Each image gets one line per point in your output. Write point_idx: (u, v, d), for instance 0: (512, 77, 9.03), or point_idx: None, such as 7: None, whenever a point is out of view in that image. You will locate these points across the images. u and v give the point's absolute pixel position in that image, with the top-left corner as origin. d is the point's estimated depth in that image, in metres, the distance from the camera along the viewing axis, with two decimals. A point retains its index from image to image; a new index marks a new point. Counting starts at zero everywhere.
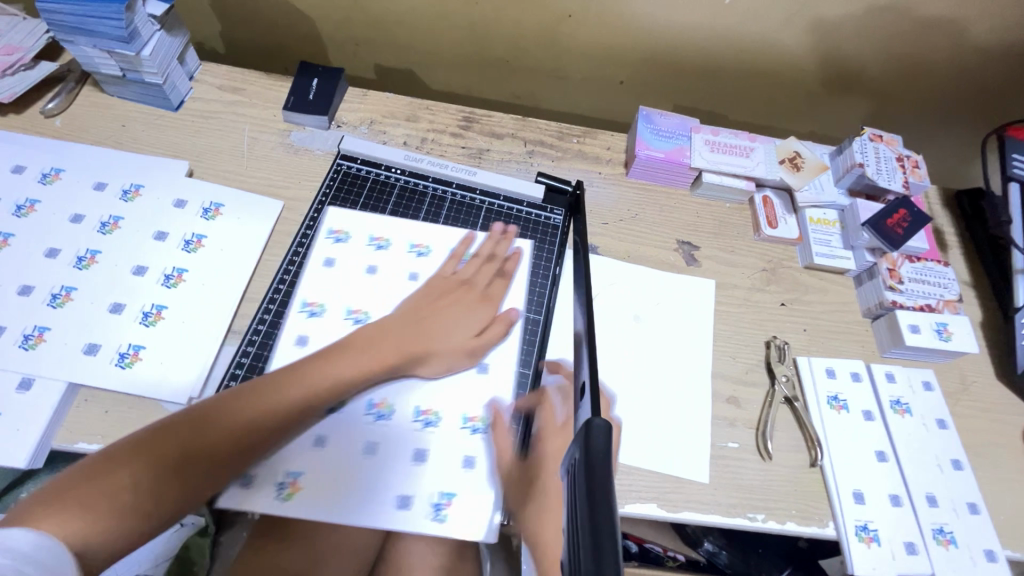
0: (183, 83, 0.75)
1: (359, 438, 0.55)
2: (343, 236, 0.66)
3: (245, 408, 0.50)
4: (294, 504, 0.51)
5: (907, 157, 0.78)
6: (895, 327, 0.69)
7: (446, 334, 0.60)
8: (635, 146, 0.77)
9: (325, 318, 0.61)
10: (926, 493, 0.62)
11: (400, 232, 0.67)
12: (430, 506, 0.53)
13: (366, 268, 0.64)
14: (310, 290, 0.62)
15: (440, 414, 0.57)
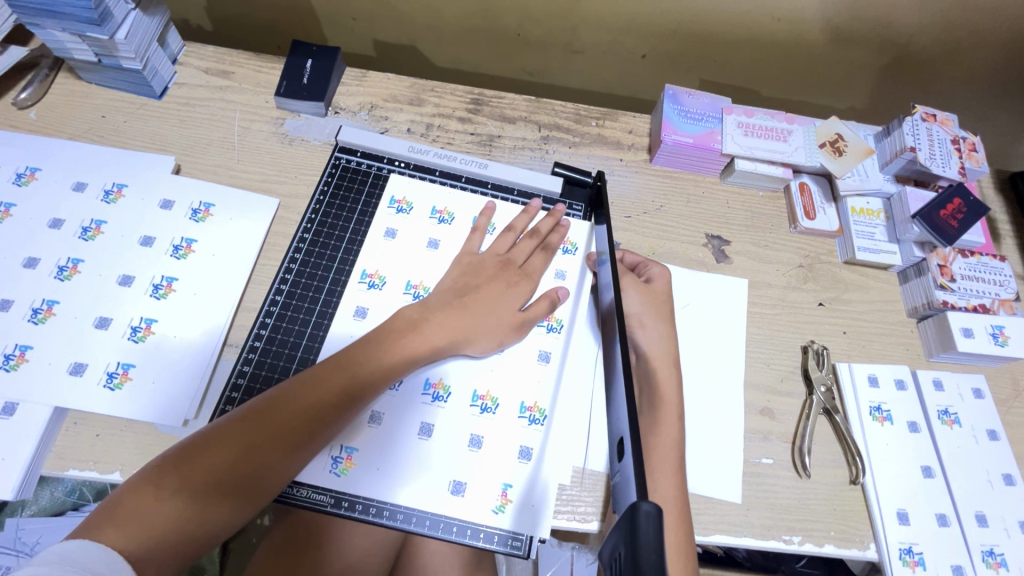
0: (166, 68, 0.69)
1: (414, 420, 0.52)
2: (406, 206, 0.63)
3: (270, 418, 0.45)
4: (350, 482, 0.49)
5: (963, 139, 0.70)
6: (944, 329, 0.64)
7: (490, 319, 0.54)
8: (661, 130, 0.70)
9: (385, 291, 0.58)
10: (976, 512, 0.57)
11: (463, 208, 0.63)
12: (488, 496, 0.50)
13: (428, 243, 0.61)
14: (369, 260, 0.60)
15: (498, 400, 0.53)
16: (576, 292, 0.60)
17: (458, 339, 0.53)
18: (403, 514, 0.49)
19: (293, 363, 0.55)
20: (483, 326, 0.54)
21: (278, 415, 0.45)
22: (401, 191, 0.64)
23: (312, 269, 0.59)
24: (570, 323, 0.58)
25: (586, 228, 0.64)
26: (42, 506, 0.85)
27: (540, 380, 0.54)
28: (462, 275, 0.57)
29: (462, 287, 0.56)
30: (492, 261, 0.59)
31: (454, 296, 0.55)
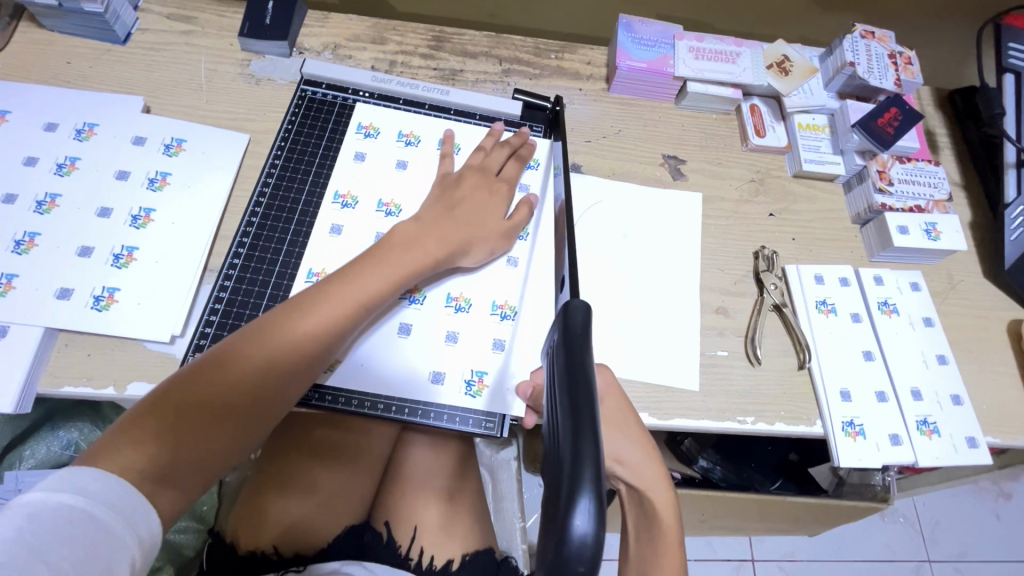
0: (128, 13, 0.70)
1: (394, 320, 0.56)
2: (373, 131, 0.66)
3: (265, 345, 0.48)
4: (337, 374, 0.54)
5: (899, 53, 0.75)
6: (883, 229, 0.68)
7: (482, 227, 0.59)
8: (616, 57, 0.73)
9: (358, 209, 0.61)
10: (912, 388, 0.63)
11: (429, 132, 0.67)
12: (464, 382, 0.55)
13: (396, 164, 0.64)
14: (341, 182, 0.63)
15: (471, 300, 0.58)
16: (540, 205, 0.65)
17: (456, 248, 0.57)
18: (384, 403, 0.54)
19: (273, 277, 0.58)
20: (478, 232, 0.58)
21: (261, 351, 0.47)
22: (367, 118, 0.66)
23: (285, 193, 0.62)
24: (535, 231, 0.63)
25: (547, 146, 0.69)
26: (39, 459, 0.86)
27: (508, 282, 0.60)
28: (445, 191, 0.60)
29: (452, 201, 0.59)
30: (470, 174, 0.62)
31: (442, 211, 0.58)
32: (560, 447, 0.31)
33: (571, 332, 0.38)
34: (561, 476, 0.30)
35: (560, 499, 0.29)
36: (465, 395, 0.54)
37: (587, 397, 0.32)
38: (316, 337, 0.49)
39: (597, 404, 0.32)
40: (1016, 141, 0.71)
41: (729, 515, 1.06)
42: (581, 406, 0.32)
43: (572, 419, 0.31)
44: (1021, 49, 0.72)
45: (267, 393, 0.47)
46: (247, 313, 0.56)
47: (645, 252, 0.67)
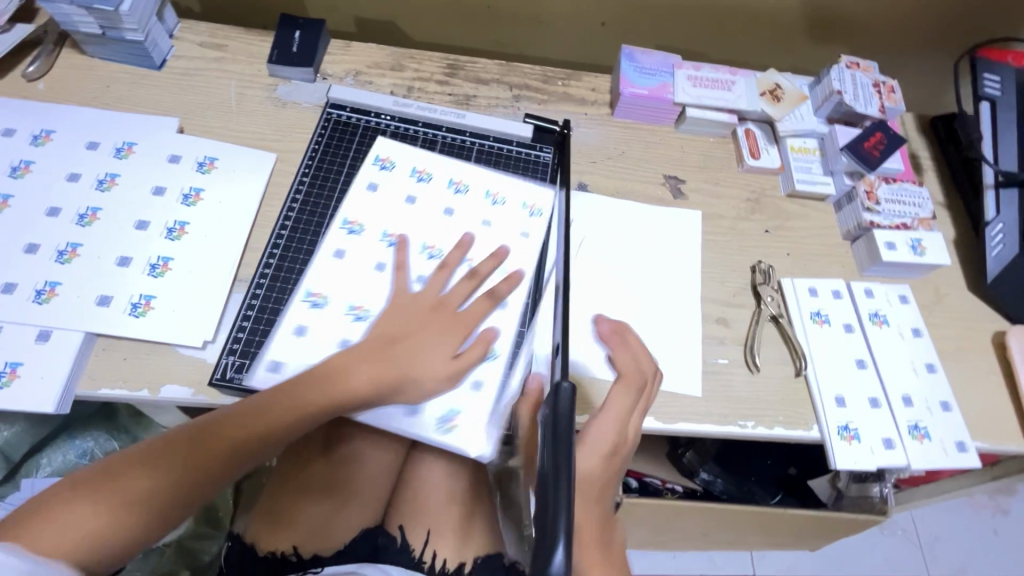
0: (164, 41, 0.75)
1: None
2: (389, 164, 0.69)
3: (247, 424, 0.50)
4: None
5: (883, 82, 0.80)
6: (872, 245, 0.73)
7: (429, 365, 0.55)
8: (619, 84, 0.79)
9: (363, 237, 0.64)
10: (903, 395, 0.66)
11: (441, 171, 0.69)
12: (437, 421, 0.58)
13: (406, 198, 0.67)
14: (351, 210, 0.65)
15: None
16: (546, 219, 0.69)
17: (396, 386, 0.54)
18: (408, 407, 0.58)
19: (299, 284, 0.61)
20: (422, 366, 0.55)
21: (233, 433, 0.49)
22: (384, 151, 0.69)
23: (311, 209, 0.66)
24: (546, 241, 0.68)
25: (553, 197, 0.70)
26: (55, 467, 0.87)
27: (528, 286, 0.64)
28: (398, 320, 0.57)
29: (400, 333, 0.56)
30: (430, 302, 0.59)
31: (387, 343, 0.56)
32: (545, 491, 0.38)
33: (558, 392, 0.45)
34: (545, 513, 0.37)
35: (543, 537, 0.36)
36: (436, 431, 0.57)
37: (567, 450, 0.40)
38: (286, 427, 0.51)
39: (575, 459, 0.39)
40: (994, 163, 0.76)
41: (730, 528, 1.07)
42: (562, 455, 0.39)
43: (554, 476, 0.38)
44: (994, 79, 0.78)
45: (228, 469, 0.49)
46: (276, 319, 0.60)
47: (649, 266, 0.71)
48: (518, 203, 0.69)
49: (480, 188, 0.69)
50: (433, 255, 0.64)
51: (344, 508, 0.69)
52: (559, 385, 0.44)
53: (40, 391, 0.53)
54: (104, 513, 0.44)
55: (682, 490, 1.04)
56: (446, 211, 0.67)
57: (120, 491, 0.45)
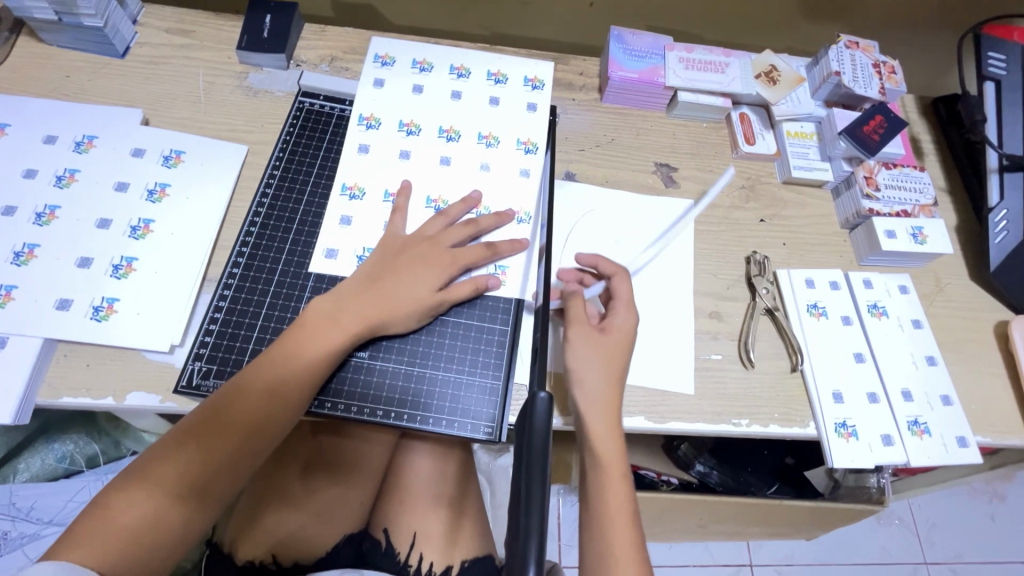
0: (127, 27, 0.71)
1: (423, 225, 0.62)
2: (390, 61, 0.70)
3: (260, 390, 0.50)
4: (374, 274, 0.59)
5: (883, 63, 0.77)
6: (871, 233, 0.70)
7: (411, 301, 0.56)
8: (608, 68, 0.75)
9: (366, 201, 0.62)
10: (902, 389, 0.64)
11: (430, 120, 0.67)
12: (487, 273, 0.61)
13: (358, 147, 0.64)
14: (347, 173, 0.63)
15: (460, 132, 0.67)
16: (538, 190, 0.65)
17: (376, 325, 0.55)
18: (383, 409, 0.56)
19: (273, 281, 0.59)
20: (404, 309, 0.56)
21: (230, 423, 0.49)
22: (383, 50, 0.70)
23: (282, 205, 0.63)
24: (536, 215, 0.64)
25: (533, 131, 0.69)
26: (35, 472, 0.86)
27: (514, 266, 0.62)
28: (382, 259, 0.57)
29: (379, 271, 0.56)
30: (418, 242, 0.59)
31: (369, 284, 0.56)
32: (517, 510, 0.35)
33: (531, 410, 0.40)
34: (515, 536, 0.34)
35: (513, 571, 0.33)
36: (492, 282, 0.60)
37: (541, 477, 0.36)
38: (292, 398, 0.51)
39: (548, 474, 0.36)
40: (998, 147, 0.73)
41: (726, 519, 1.06)
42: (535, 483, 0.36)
43: (523, 495, 0.35)
44: (999, 58, 0.75)
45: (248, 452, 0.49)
46: (246, 322, 0.57)
47: (639, 257, 0.68)
48: (521, 78, 0.71)
49: (473, 161, 0.65)
50: (438, 207, 0.63)
51: (331, 512, 0.66)
52: (534, 396, 0.39)
53: None
54: (142, 516, 0.44)
55: (677, 482, 1.02)
56: (455, 95, 0.69)
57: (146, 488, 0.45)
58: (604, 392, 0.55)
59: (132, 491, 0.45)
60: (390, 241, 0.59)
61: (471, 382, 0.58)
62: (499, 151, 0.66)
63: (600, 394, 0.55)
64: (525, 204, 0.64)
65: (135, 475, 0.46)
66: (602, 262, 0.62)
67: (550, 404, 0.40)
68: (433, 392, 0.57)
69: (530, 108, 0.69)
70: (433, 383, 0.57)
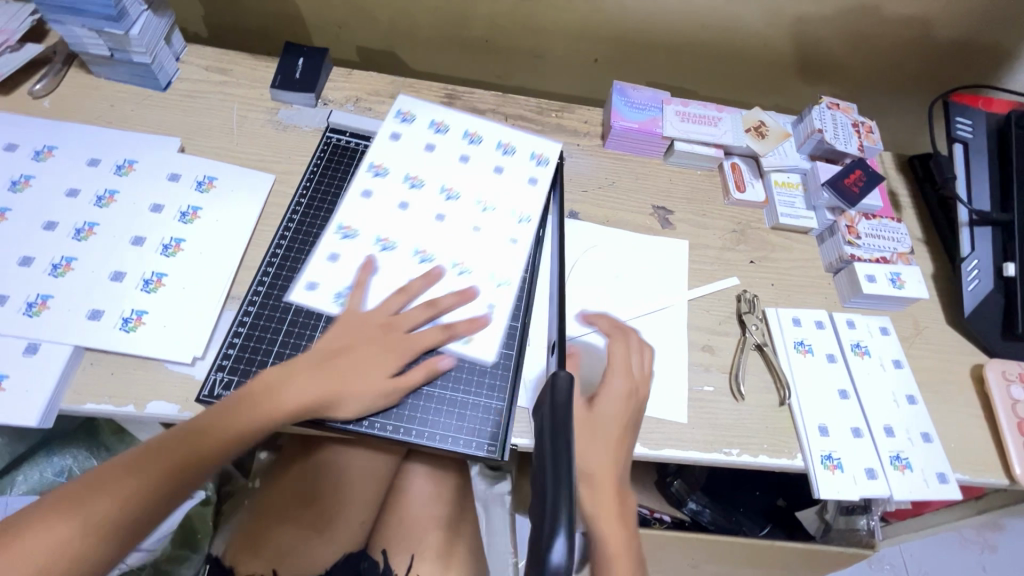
0: (171, 64, 0.77)
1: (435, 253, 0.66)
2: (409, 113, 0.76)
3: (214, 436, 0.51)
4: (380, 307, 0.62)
5: (862, 123, 0.84)
6: (853, 278, 0.75)
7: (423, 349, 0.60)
8: (611, 117, 0.81)
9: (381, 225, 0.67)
10: (884, 425, 0.67)
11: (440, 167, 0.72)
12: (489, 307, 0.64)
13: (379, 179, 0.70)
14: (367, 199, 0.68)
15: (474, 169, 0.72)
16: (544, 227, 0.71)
17: (338, 400, 0.55)
18: (393, 425, 0.58)
19: (292, 305, 0.62)
20: (361, 383, 0.57)
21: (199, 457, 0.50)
22: (406, 107, 0.77)
23: (306, 230, 0.67)
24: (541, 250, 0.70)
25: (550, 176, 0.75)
26: (31, 484, 0.86)
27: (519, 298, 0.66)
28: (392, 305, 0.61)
29: (337, 349, 0.58)
30: (378, 321, 0.60)
31: (322, 361, 0.57)
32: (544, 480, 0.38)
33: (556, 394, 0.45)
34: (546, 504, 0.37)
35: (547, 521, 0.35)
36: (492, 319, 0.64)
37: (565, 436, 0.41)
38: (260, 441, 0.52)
39: (570, 434, 0.41)
40: (967, 203, 0.79)
41: (717, 558, 1.06)
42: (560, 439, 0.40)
43: (554, 462, 0.39)
44: (966, 122, 0.82)
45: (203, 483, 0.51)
46: (267, 338, 0.60)
47: (637, 291, 0.72)
48: (528, 152, 0.77)
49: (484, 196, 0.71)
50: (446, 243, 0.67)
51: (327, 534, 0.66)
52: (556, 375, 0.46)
53: (25, 404, 0.53)
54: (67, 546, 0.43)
55: (670, 520, 1.02)
56: (462, 158, 0.74)
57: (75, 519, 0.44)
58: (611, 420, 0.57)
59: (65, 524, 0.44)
60: (355, 314, 0.60)
61: (477, 402, 0.61)
62: (490, 214, 0.70)
63: (607, 508, 0.55)
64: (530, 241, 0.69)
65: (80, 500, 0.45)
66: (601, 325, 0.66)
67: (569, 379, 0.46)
68: (439, 411, 0.60)
69: (531, 181, 0.74)
70: (441, 402, 0.60)
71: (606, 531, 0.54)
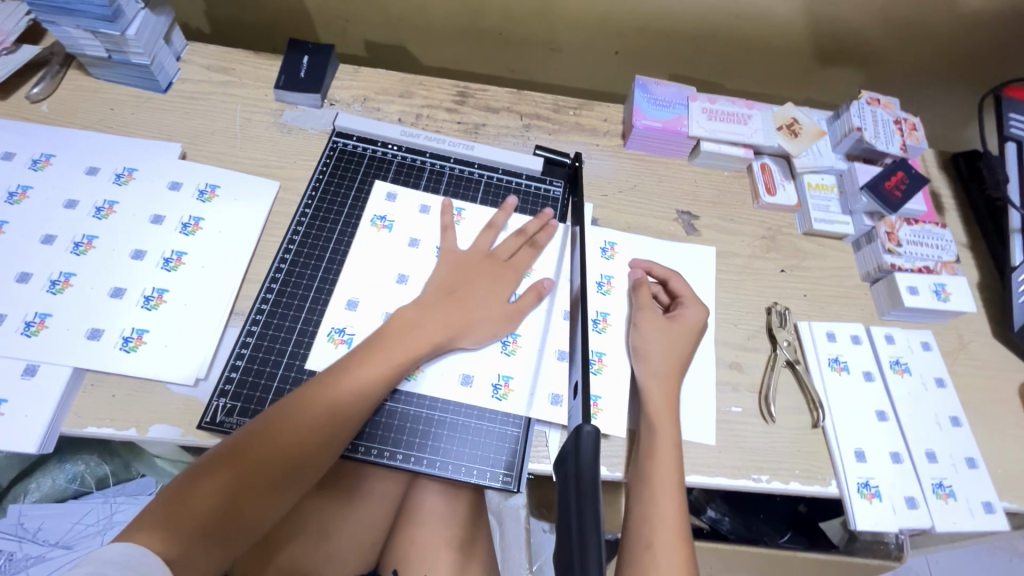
0: (171, 64, 0.74)
1: None
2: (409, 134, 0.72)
3: (294, 429, 0.50)
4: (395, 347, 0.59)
5: (904, 120, 0.78)
6: (894, 289, 0.70)
7: (484, 314, 0.60)
8: (633, 116, 0.76)
9: (390, 237, 0.65)
10: (926, 450, 0.63)
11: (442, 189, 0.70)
12: (499, 341, 0.61)
13: (386, 193, 0.68)
14: (374, 209, 0.67)
15: None
16: (560, 245, 0.69)
17: (456, 331, 0.58)
18: (403, 453, 0.56)
19: (297, 325, 0.59)
20: (478, 317, 0.59)
21: (271, 437, 0.49)
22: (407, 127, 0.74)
23: (312, 242, 0.64)
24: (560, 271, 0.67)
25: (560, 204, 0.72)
26: (44, 491, 0.86)
27: (533, 321, 0.63)
28: (450, 275, 0.62)
29: (452, 283, 0.60)
30: (477, 257, 0.63)
31: (440, 296, 0.59)
32: (572, 560, 0.34)
33: (581, 460, 0.40)
34: None
35: None
36: (503, 352, 0.61)
37: (593, 517, 0.35)
38: (327, 422, 0.51)
39: (600, 517, 0.35)
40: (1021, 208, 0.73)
41: (737, 568, 1.03)
42: (588, 521, 0.35)
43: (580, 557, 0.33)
44: (1020, 120, 0.76)
45: (289, 477, 0.50)
46: (272, 359, 0.57)
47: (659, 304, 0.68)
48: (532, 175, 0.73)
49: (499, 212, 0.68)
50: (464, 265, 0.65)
51: (333, 555, 0.64)
52: (581, 429, 0.41)
53: (23, 429, 0.51)
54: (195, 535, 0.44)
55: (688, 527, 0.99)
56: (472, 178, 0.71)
57: (198, 510, 0.45)
58: (665, 370, 0.60)
59: (169, 520, 0.44)
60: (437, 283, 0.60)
61: (491, 429, 0.58)
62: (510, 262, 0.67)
63: (661, 433, 0.56)
64: (547, 267, 0.67)
65: (207, 480, 0.47)
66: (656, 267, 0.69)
67: (596, 438, 0.41)
68: (451, 439, 0.57)
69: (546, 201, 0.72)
70: (453, 427, 0.57)
71: (654, 487, 0.54)
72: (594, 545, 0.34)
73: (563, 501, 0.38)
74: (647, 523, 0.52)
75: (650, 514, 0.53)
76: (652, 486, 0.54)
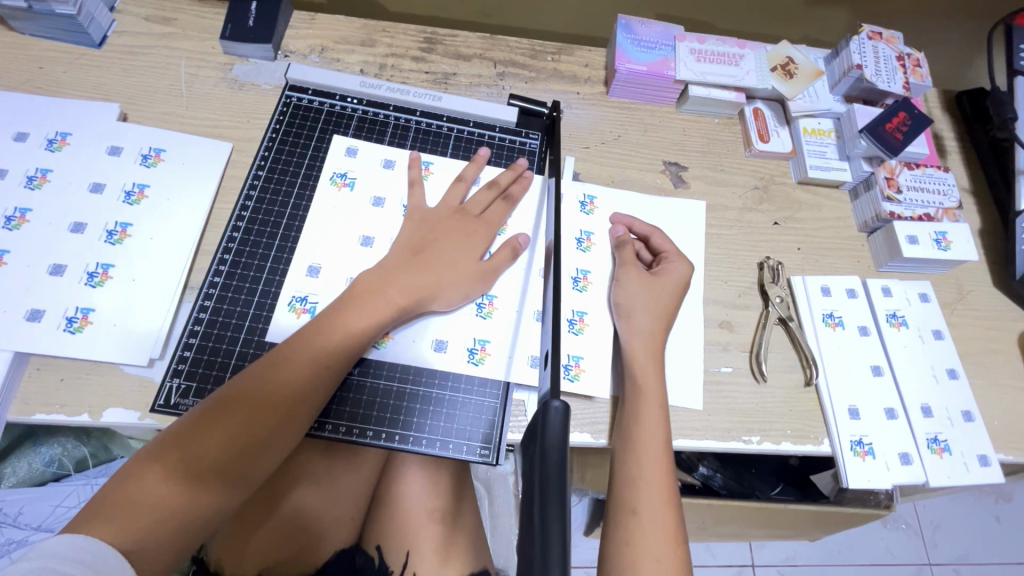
0: (103, 15, 0.66)
1: None
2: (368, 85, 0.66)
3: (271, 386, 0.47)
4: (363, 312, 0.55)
5: (907, 55, 0.73)
6: (892, 238, 0.66)
7: (456, 274, 0.56)
8: (615, 59, 0.71)
9: (353, 197, 0.60)
10: (922, 404, 0.61)
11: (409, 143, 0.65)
12: (475, 304, 0.57)
13: (347, 149, 0.62)
14: (332, 166, 0.61)
15: None
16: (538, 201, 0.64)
17: (425, 293, 0.54)
18: (374, 430, 0.53)
19: (254, 297, 0.55)
20: (449, 278, 0.55)
21: (246, 395, 0.47)
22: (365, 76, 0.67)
23: (267, 206, 0.59)
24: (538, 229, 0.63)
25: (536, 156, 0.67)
26: (21, 476, 0.84)
27: (510, 283, 0.59)
28: (417, 232, 0.57)
29: (419, 242, 0.56)
30: (446, 213, 0.59)
31: (406, 256, 0.55)
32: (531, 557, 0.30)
33: (547, 442, 0.35)
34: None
35: None
36: (478, 316, 0.57)
37: (558, 508, 0.32)
38: (304, 378, 0.48)
39: (567, 508, 0.32)
40: None
41: (729, 522, 1.03)
42: (552, 513, 0.31)
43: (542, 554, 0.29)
44: None
45: (271, 438, 0.47)
46: (228, 335, 0.54)
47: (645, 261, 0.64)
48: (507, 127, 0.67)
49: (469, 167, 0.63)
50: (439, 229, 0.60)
51: (313, 530, 0.63)
52: (551, 405, 0.37)
53: None
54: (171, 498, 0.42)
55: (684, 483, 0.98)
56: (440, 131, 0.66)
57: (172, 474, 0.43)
58: (649, 327, 0.57)
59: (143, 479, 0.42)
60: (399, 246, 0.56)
61: (468, 400, 0.55)
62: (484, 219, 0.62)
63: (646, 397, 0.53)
64: (522, 227, 0.62)
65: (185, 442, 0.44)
66: (636, 223, 0.64)
67: (564, 415, 0.37)
68: (425, 413, 0.54)
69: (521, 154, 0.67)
70: (426, 402, 0.54)
71: (642, 452, 0.51)
72: (558, 540, 0.30)
73: (527, 490, 0.34)
74: (632, 488, 0.50)
75: (635, 479, 0.51)
76: (639, 454, 0.51)
